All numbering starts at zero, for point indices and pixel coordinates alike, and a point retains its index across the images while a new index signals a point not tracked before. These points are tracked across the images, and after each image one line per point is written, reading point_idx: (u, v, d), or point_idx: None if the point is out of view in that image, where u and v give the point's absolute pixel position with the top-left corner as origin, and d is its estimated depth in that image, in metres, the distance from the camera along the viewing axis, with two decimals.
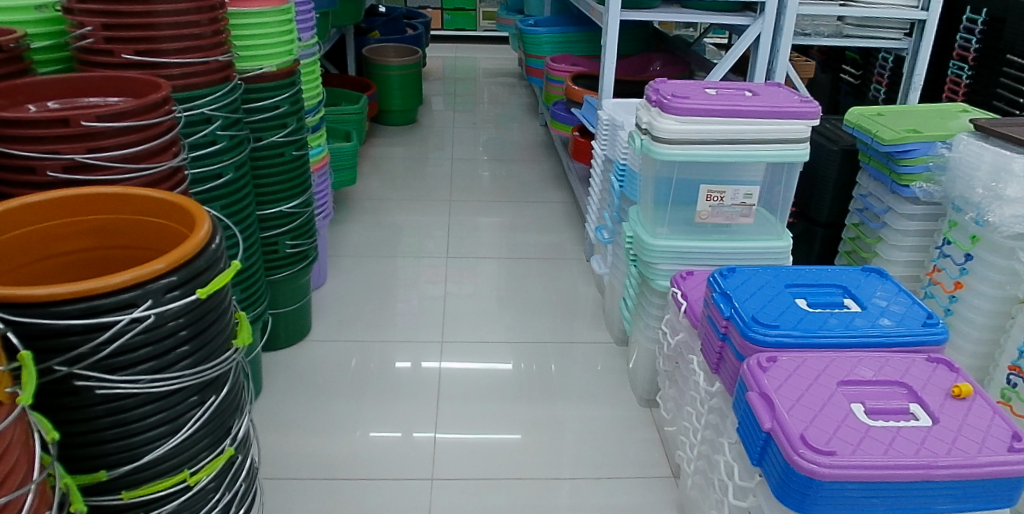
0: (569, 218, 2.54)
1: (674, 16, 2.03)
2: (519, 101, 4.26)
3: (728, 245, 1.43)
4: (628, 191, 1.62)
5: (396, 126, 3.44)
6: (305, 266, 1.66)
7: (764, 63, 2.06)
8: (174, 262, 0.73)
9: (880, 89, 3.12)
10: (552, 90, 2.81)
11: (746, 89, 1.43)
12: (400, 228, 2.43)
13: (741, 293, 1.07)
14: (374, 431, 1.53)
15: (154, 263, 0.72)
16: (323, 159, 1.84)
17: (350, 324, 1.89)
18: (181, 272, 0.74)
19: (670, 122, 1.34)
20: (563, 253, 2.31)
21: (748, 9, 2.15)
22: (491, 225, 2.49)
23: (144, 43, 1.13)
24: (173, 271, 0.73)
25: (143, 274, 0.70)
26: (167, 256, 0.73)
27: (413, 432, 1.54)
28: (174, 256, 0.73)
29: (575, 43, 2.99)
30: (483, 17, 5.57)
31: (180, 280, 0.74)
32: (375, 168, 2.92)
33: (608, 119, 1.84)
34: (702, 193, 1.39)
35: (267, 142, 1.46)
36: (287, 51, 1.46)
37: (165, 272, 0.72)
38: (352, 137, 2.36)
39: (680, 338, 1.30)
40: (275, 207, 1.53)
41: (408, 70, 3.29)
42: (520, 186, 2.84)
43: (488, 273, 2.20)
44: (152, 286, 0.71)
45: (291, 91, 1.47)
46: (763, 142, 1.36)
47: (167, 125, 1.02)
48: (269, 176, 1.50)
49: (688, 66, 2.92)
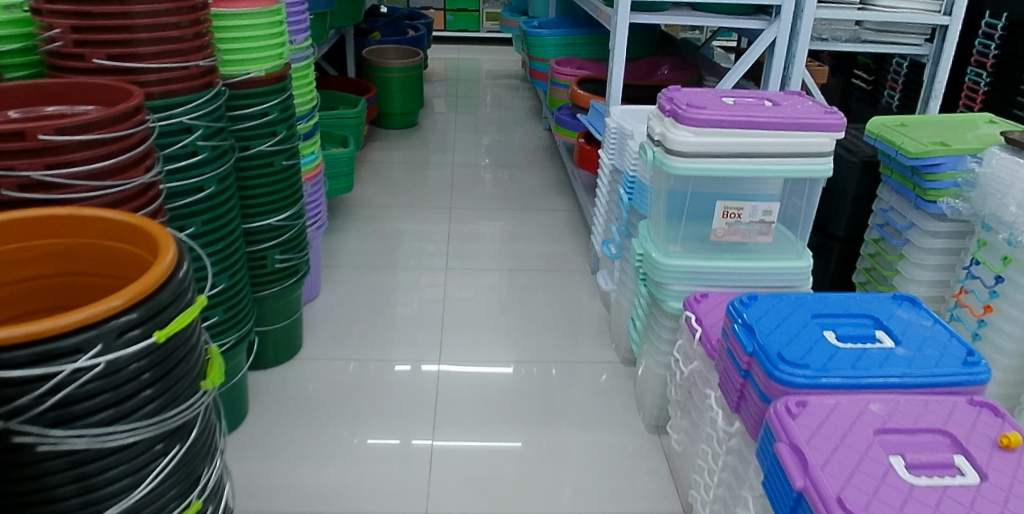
0: (573, 227, 2.45)
1: (686, 20, 1.94)
2: (522, 104, 4.17)
3: (745, 265, 1.34)
4: (638, 205, 1.53)
5: (397, 129, 3.36)
6: (295, 282, 1.58)
7: (779, 69, 1.97)
8: (135, 297, 0.66)
9: (895, 95, 3.04)
10: (557, 93, 2.72)
11: (766, 100, 1.33)
12: (398, 238, 2.34)
13: (765, 326, 0.99)
14: (372, 446, 1.48)
15: (112, 299, 0.65)
16: (316, 167, 1.75)
17: (344, 341, 1.80)
18: (143, 309, 0.67)
19: (686, 133, 1.24)
20: (567, 264, 2.22)
21: (763, 12, 2.06)
22: (493, 235, 2.40)
23: (119, 47, 1.04)
24: (134, 307, 0.66)
25: (99, 312, 0.63)
26: (128, 289, 0.66)
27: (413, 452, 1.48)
28: (135, 290, 0.66)
29: (580, 46, 2.90)
30: (487, 18, 5.49)
31: (141, 318, 0.66)
32: (373, 173, 2.84)
33: (617, 128, 1.75)
34: (718, 210, 1.30)
35: (255, 151, 1.38)
36: (278, 55, 1.38)
37: (124, 308, 0.65)
38: (349, 143, 2.27)
39: (695, 368, 1.21)
40: (263, 220, 1.45)
41: (409, 73, 3.20)
42: (523, 192, 2.75)
43: (490, 285, 2.12)
44: (110, 324, 0.64)
45: (281, 97, 1.40)
46: (784, 157, 1.27)
47: (139, 137, 0.93)
48: (256, 187, 1.41)
49: (698, 70, 2.84)
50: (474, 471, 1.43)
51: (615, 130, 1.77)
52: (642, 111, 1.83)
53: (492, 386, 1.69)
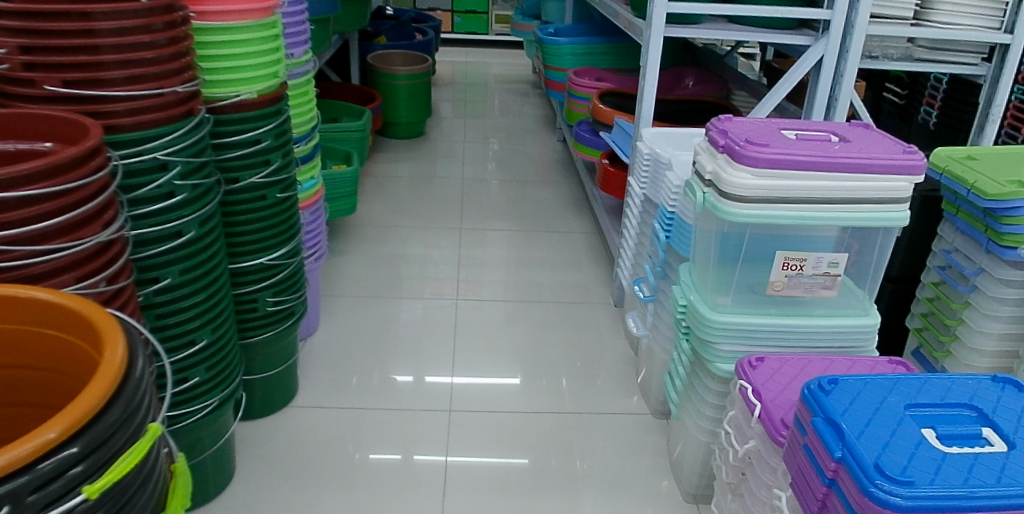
0: (592, 252, 2.28)
1: (724, 34, 1.76)
2: (533, 111, 4.00)
3: (804, 323, 1.17)
4: (678, 245, 1.36)
5: (402, 139, 3.18)
6: (291, 325, 1.41)
7: (825, 89, 1.79)
8: (74, 425, 0.51)
9: (932, 112, 2.87)
10: (575, 107, 2.55)
11: (831, 135, 1.17)
12: (405, 263, 2.17)
13: (851, 422, 0.82)
14: (374, 454, 1.44)
15: (44, 429, 0.50)
16: (315, 193, 1.59)
17: (344, 385, 1.63)
18: (85, 440, 0.52)
19: (743, 174, 1.07)
20: (586, 295, 2.05)
21: (806, 26, 1.88)
22: (506, 259, 2.23)
23: (79, 70, 0.87)
24: (74, 438, 0.51)
25: (24, 454, 0.48)
26: (66, 415, 0.51)
27: (414, 454, 1.46)
28: (75, 416, 0.51)
29: (600, 55, 2.73)
30: (496, 21, 5.31)
31: (82, 452, 0.51)
32: (378, 188, 2.66)
33: (651, 155, 1.58)
34: (777, 261, 1.13)
35: (245, 184, 1.22)
36: (273, 73, 1.22)
37: (61, 443, 0.50)
38: (353, 160, 2.10)
39: (751, 449, 1.05)
40: (254, 258, 1.28)
41: (416, 80, 3.03)
42: (537, 211, 2.58)
43: (504, 317, 1.95)
44: (42, 466, 0.48)
45: (275, 121, 1.24)
46: (855, 202, 1.10)
47: (96, 186, 0.76)
48: (247, 223, 1.25)
49: (725, 84, 2.66)
50: (485, 485, 1.39)
51: (648, 157, 1.61)
52: (677, 135, 1.66)
53: (499, 400, 1.64)
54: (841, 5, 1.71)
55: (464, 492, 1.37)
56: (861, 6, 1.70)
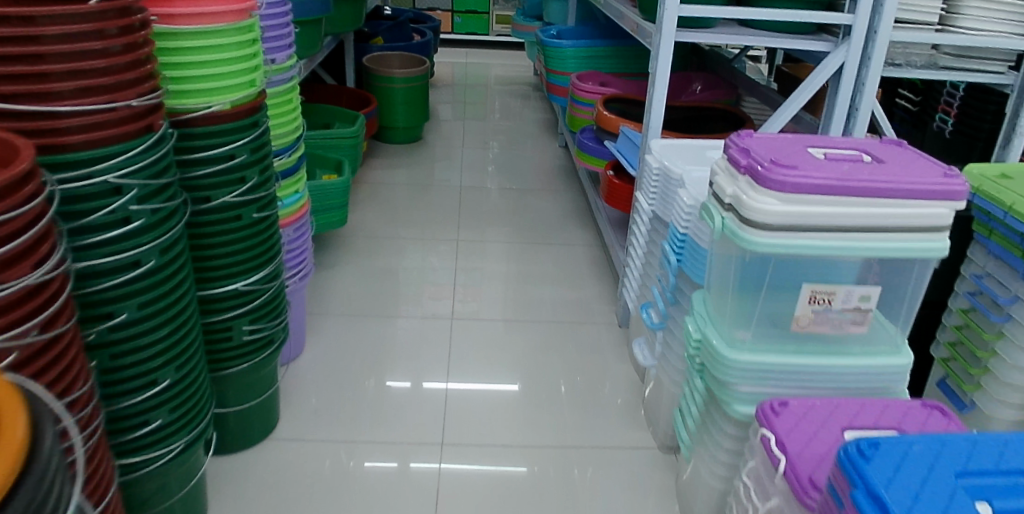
0: (596, 266, 2.17)
1: (738, 39, 1.65)
2: (534, 115, 3.89)
3: (832, 362, 1.06)
4: (691, 271, 1.26)
5: (399, 144, 3.07)
6: (271, 354, 1.31)
7: (846, 99, 1.68)
8: None
9: (948, 120, 2.76)
10: (579, 113, 2.44)
11: (863, 154, 1.06)
12: (398, 277, 2.07)
13: (898, 494, 0.71)
14: (370, 460, 1.41)
15: None
16: (300, 208, 1.48)
17: (330, 414, 1.53)
18: None
19: (769, 199, 0.96)
20: (589, 314, 1.94)
21: (825, 31, 1.77)
22: (505, 274, 2.12)
23: (16, 81, 0.75)
24: None
25: None
26: None
27: (411, 462, 1.42)
28: None
29: (604, 59, 2.61)
30: (496, 21, 5.19)
31: None
32: (372, 196, 2.56)
33: (661, 170, 1.47)
34: (804, 294, 1.02)
35: (217, 203, 1.11)
36: (250, 82, 1.12)
37: None
38: (344, 169, 1.99)
39: (774, 508, 0.94)
40: (227, 284, 1.17)
41: (413, 84, 2.92)
42: (538, 221, 2.47)
43: (502, 337, 1.85)
44: None
45: (252, 135, 1.13)
46: (892, 230, 0.99)
47: (29, 219, 0.65)
48: (220, 245, 1.14)
49: (735, 89, 2.54)
50: (484, 504, 1.33)
51: (657, 172, 1.50)
52: (689, 148, 1.55)
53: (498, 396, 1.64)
54: (864, 10, 1.60)
55: (460, 511, 1.31)
56: (885, 11, 1.59)
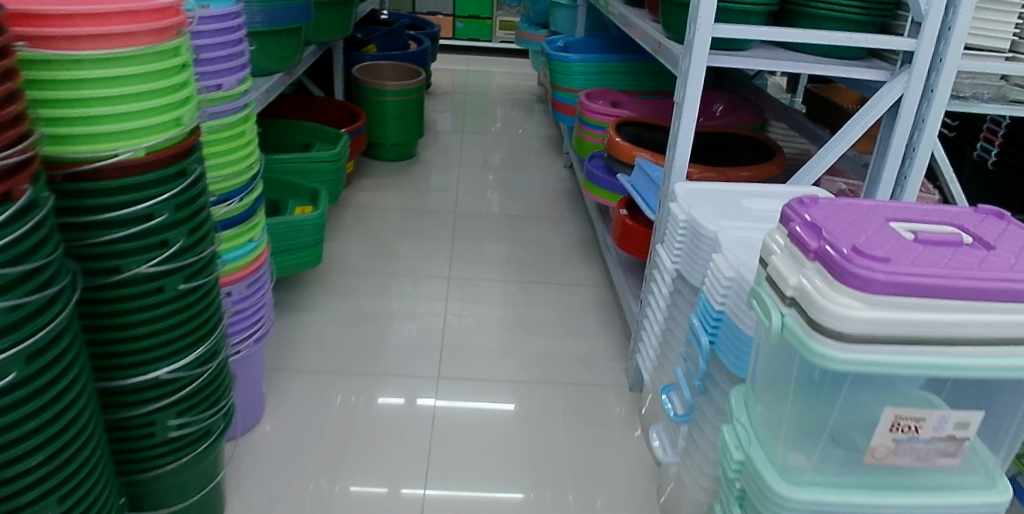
0: (603, 313, 1.92)
1: (780, 64, 1.39)
2: (538, 129, 3.64)
3: (914, 503, 0.82)
4: (729, 360, 1.01)
5: (391, 162, 2.83)
6: (207, 447, 1.08)
7: (903, 138, 1.43)
8: None
9: (991, 149, 2.44)
10: (588, 136, 2.19)
11: (962, 234, 0.82)
12: (381, 322, 1.82)
13: None
14: (357, 485, 1.34)
15: None
16: (256, 260, 1.25)
17: (286, 504, 1.28)
18: None
19: (851, 300, 0.72)
20: (595, 373, 1.70)
21: (877, 56, 1.51)
22: (500, 320, 1.88)
23: None
24: None
25: None
26: None
27: (401, 488, 1.34)
28: None
29: (616, 75, 2.37)
30: (500, 27, 4.96)
31: None
32: (357, 223, 2.31)
33: (689, 224, 1.22)
34: (884, 419, 0.78)
35: (128, 275, 0.87)
36: (175, 119, 0.87)
37: None
38: (320, 200, 1.75)
39: None
40: (146, 372, 0.94)
41: (407, 97, 2.68)
42: (538, 254, 2.22)
43: (494, 397, 1.60)
44: None
45: (178, 187, 0.89)
46: (1009, 343, 0.74)
47: None
48: (136, 326, 0.90)
49: (760, 113, 2.28)
50: None
51: (683, 226, 1.24)
52: (722, 194, 1.31)
53: (488, 413, 1.56)
54: (929, 34, 1.35)
55: None
56: (954, 36, 1.34)
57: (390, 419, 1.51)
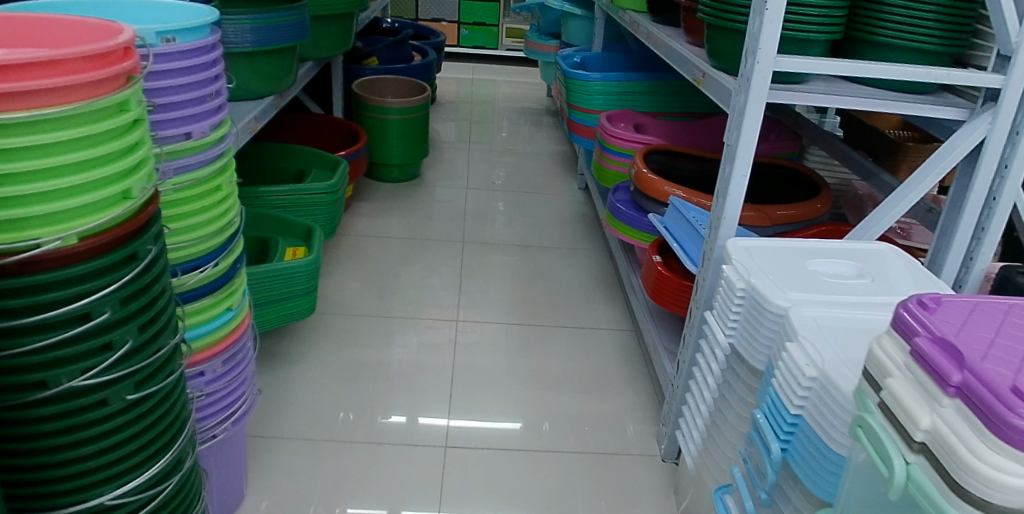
0: (628, 364, 1.73)
1: (843, 101, 1.21)
2: (548, 143, 3.45)
3: None
4: (808, 480, 0.82)
5: (392, 183, 2.63)
6: None
7: (985, 186, 1.25)
8: None
9: None
10: (610, 164, 2.00)
11: None
12: (382, 375, 1.63)
13: None
14: (353, 507, 1.28)
15: None
16: (236, 330, 1.06)
17: None
18: None
19: (1011, 462, 0.53)
20: (621, 438, 1.51)
21: (950, 90, 1.32)
22: (514, 371, 1.69)
23: None
24: None
25: None
26: None
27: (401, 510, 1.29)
28: None
29: (638, 95, 2.18)
30: (506, 34, 4.77)
31: None
32: (354, 255, 2.11)
33: (749, 294, 1.03)
34: None
35: (57, 390, 0.68)
36: (122, 192, 0.68)
37: None
38: (314, 241, 1.56)
39: None
40: (83, 501, 0.75)
41: (412, 115, 2.49)
42: (554, 291, 2.02)
43: (506, 441, 1.48)
44: None
45: (125, 275, 0.70)
46: None
47: None
48: (69, 449, 0.71)
49: (798, 140, 2.11)
50: None
51: (741, 295, 1.04)
52: (782, 255, 1.13)
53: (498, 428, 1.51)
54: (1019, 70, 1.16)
55: None
56: None
57: (395, 436, 1.46)
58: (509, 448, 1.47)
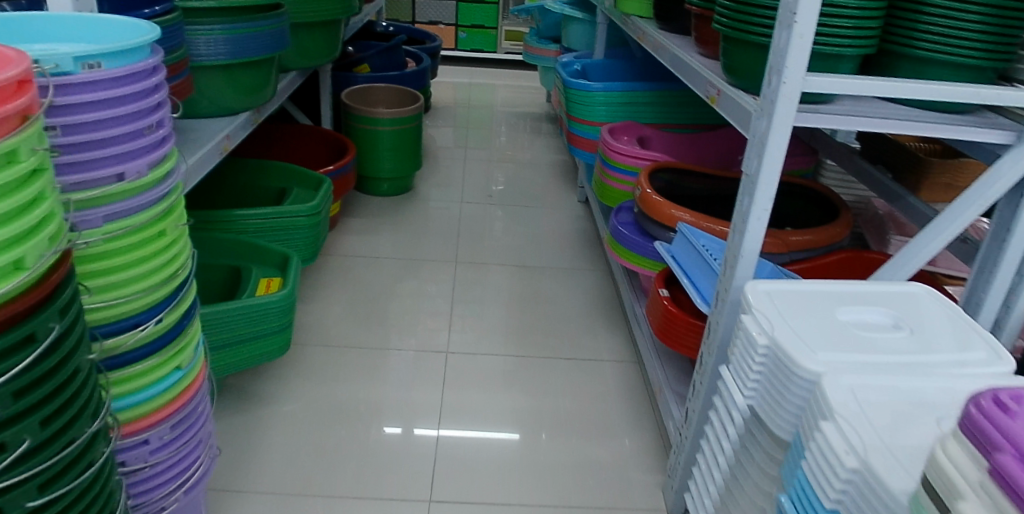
0: (632, 404, 1.60)
1: (875, 123, 1.08)
2: (548, 151, 3.32)
3: None
4: None
5: (384, 197, 2.50)
6: None
7: None
8: None
9: None
10: (614, 182, 1.87)
11: None
12: (365, 416, 1.50)
13: None
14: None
15: None
16: (190, 388, 0.94)
17: None
18: None
19: None
20: (625, 490, 1.38)
21: (992, 110, 1.19)
22: (508, 409, 1.56)
23: None
24: None
25: None
26: None
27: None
28: None
29: (642, 106, 2.04)
30: (505, 37, 4.63)
31: None
32: (340, 278, 1.98)
33: (772, 353, 0.90)
34: None
35: None
36: (17, 262, 0.56)
37: None
38: (291, 271, 1.43)
39: None
40: None
41: (403, 126, 2.36)
42: (552, 318, 1.89)
43: (502, 472, 1.40)
44: None
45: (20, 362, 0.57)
46: None
47: None
48: None
49: (813, 155, 1.98)
50: None
51: (764, 354, 0.92)
52: (808, 303, 1.01)
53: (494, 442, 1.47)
54: None
55: None
56: None
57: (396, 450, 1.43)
58: (502, 500, 1.34)
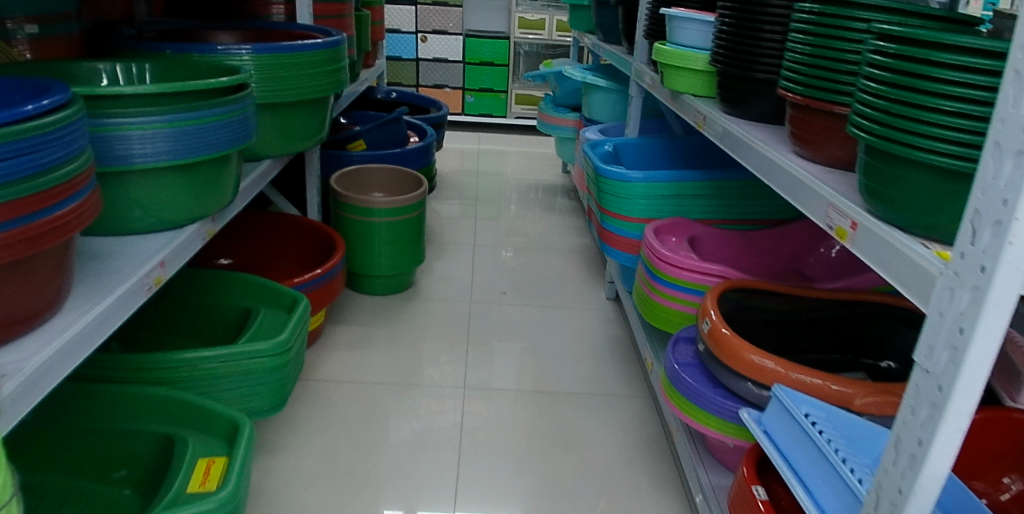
0: None
1: None
2: (564, 228, 2.97)
3: None
4: None
5: (378, 295, 2.13)
6: None
7: None
8: None
9: None
10: (663, 299, 1.48)
11: None
12: None
13: None
14: None
15: None
16: None
17: None
18: None
19: None
20: None
21: None
22: None
23: None
24: None
25: None
26: None
27: None
28: None
29: (691, 199, 1.67)
30: (515, 101, 4.39)
31: None
32: (320, 414, 1.60)
33: None
34: None
35: None
36: None
37: None
38: (239, 447, 1.04)
39: None
40: None
41: (402, 215, 2.00)
42: (585, 467, 1.50)
43: None
44: None
45: None
46: None
47: None
48: None
49: None
50: None
51: None
52: None
53: None
54: None
55: None
56: None
57: None
58: None
